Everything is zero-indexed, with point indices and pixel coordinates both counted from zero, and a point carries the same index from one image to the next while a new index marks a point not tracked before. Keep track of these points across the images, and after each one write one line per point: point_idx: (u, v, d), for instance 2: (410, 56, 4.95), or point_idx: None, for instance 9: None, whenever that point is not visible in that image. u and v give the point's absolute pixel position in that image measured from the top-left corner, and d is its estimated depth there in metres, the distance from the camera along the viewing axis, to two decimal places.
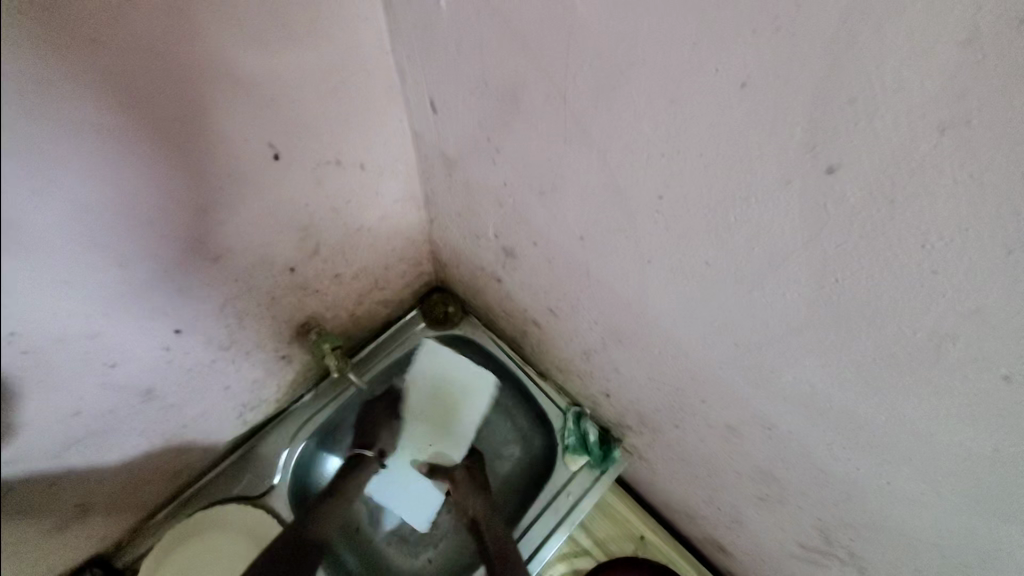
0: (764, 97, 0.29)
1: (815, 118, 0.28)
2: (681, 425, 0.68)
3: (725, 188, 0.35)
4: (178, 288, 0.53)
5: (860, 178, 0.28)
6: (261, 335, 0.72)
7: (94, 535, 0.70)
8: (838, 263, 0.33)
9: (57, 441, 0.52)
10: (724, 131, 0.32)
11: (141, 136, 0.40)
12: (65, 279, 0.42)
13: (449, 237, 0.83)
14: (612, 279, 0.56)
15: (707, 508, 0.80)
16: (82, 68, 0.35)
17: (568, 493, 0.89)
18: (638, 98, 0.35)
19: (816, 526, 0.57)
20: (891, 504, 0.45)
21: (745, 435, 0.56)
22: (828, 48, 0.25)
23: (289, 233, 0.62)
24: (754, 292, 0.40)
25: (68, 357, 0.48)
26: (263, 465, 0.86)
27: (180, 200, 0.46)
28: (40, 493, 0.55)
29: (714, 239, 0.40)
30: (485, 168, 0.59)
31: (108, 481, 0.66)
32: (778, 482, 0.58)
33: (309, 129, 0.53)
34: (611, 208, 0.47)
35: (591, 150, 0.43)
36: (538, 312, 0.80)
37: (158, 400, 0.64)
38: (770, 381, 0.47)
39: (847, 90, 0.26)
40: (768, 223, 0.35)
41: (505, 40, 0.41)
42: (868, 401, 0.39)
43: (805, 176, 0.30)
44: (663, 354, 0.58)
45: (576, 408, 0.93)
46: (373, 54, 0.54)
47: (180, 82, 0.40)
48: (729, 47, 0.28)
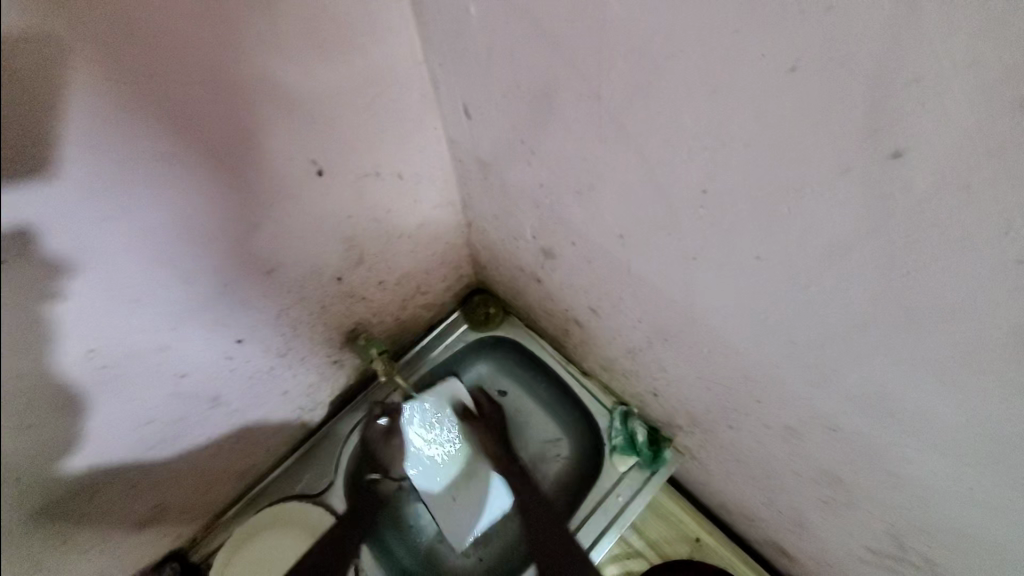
0: (817, 81, 0.27)
1: (877, 99, 0.25)
2: (735, 425, 0.65)
3: (775, 179, 0.33)
4: (235, 301, 0.57)
5: (931, 162, 0.25)
6: (313, 342, 0.76)
7: (172, 531, 0.76)
8: (905, 256, 0.30)
9: (135, 445, 0.57)
10: (772, 119, 0.30)
11: (196, 164, 0.42)
12: (136, 297, 0.45)
13: (488, 239, 0.83)
14: (656, 277, 0.54)
15: (767, 511, 0.76)
16: (141, 108, 0.37)
17: (618, 494, 0.87)
18: (676, 90, 0.34)
19: (890, 533, 0.53)
20: (979, 513, 0.41)
21: (806, 436, 0.53)
22: (887, 25, 0.23)
23: (334, 245, 0.64)
24: (811, 287, 0.38)
25: (142, 370, 0.51)
26: (320, 464, 0.90)
27: (232, 219, 0.49)
28: (122, 492, 0.60)
29: (764, 233, 0.38)
30: (521, 170, 0.59)
31: (183, 481, 0.71)
32: (843, 485, 0.54)
33: (348, 143, 0.55)
34: (652, 205, 0.45)
35: (629, 147, 0.42)
36: (581, 311, 0.79)
37: (223, 407, 0.68)
38: (832, 379, 0.44)
39: (913, 67, 0.23)
40: (825, 215, 0.32)
41: (535, 41, 0.41)
42: (946, 401, 0.36)
43: (866, 162, 0.28)
44: (713, 352, 0.56)
45: (622, 407, 0.92)
46: (406, 66, 0.55)
47: (229, 109, 0.42)
48: (775, 29, 0.27)
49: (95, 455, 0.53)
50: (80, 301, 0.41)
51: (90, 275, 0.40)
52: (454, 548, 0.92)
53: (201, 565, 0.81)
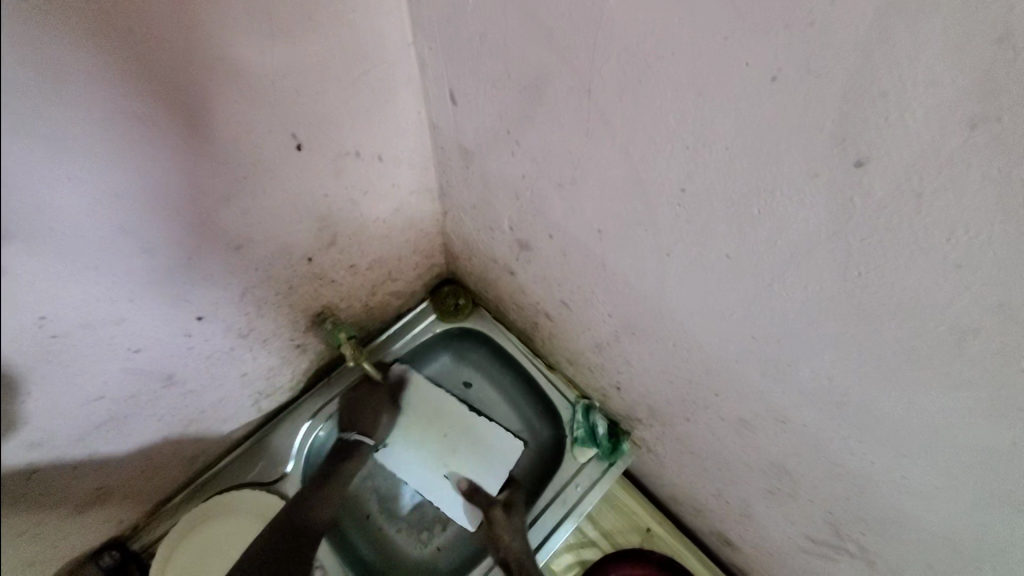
0: (795, 91, 0.29)
1: (847, 111, 0.28)
2: (693, 418, 0.69)
3: (749, 180, 0.36)
4: (200, 276, 0.54)
5: (890, 172, 0.28)
6: (278, 324, 0.73)
7: (113, 516, 0.72)
8: (861, 257, 0.33)
9: (81, 423, 0.54)
10: (751, 124, 0.33)
11: (168, 127, 0.40)
12: (95, 264, 0.43)
13: (463, 229, 0.83)
14: (630, 272, 0.56)
15: (716, 502, 0.80)
16: (119, 61, 0.35)
17: (577, 484, 0.90)
18: (664, 90, 0.36)
19: (827, 520, 0.58)
20: (905, 497, 0.45)
21: (758, 428, 0.57)
22: (862, 42, 0.25)
23: (308, 223, 0.62)
24: (774, 285, 0.41)
25: (94, 342, 0.49)
26: (275, 452, 0.87)
27: (202, 189, 0.47)
28: (61, 475, 0.57)
29: (735, 232, 0.40)
30: (504, 160, 0.59)
31: (127, 466, 0.67)
32: (789, 475, 0.58)
33: (330, 120, 0.54)
34: (632, 201, 0.47)
35: (614, 143, 0.43)
36: (552, 305, 0.81)
37: (178, 387, 0.65)
38: (786, 373, 0.47)
39: (881, 83, 0.26)
40: (792, 215, 0.35)
41: (530, 32, 0.42)
42: (885, 395, 0.39)
43: (832, 169, 0.31)
44: (677, 347, 0.59)
45: (585, 400, 0.94)
46: (395, 46, 0.54)
47: (207, 70, 0.40)
48: (761, 40, 0.29)
49: (39, 436, 0.49)
50: (40, 264, 0.38)
51: (49, 239, 0.38)
52: (411, 539, 0.92)
53: (142, 555, 0.78)
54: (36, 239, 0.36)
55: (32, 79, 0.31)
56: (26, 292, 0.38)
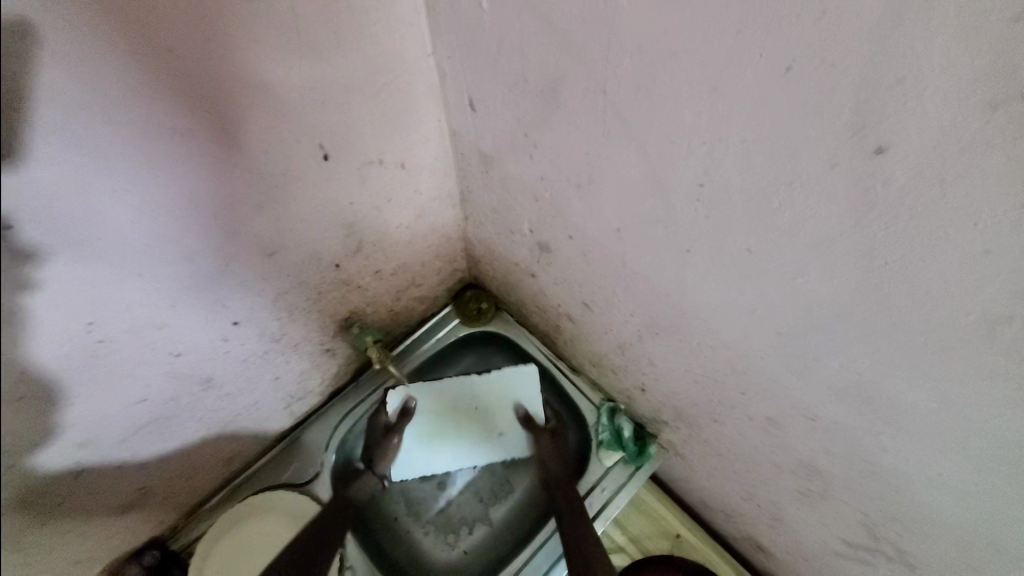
0: (809, 81, 0.29)
1: (864, 98, 0.28)
2: (719, 418, 0.68)
3: (767, 173, 0.36)
4: (235, 283, 0.57)
5: (909, 159, 0.28)
6: (308, 328, 0.76)
7: (154, 515, 0.75)
8: (885, 246, 0.33)
9: (127, 424, 0.57)
10: (767, 116, 0.33)
11: (205, 141, 0.43)
12: (139, 272, 0.46)
13: (484, 233, 0.85)
14: (650, 270, 0.56)
15: (747, 505, 0.79)
16: (160, 81, 0.38)
17: (603, 488, 0.89)
18: (679, 87, 0.36)
19: (863, 523, 0.56)
20: (943, 496, 0.44)
21: (787, 427, 0.56)
22: (874, 30, 0.25)
23: (335, 230, 0.65)
24: (797, 278, 0.41)
25: (139, 347, 0.52)
26: (306, 455, 0.90)
27: (236, 199, 0.49)
28: (107, 474, 0.60)
29: (756, 225, 0.40)
30: (523, 163, 0.60)
31: (168, 466, 0.70)
32: (821, 475, 0.57)
33: (355, 130, 0.56)
34: (650, 199, 0.47)
35: (631, 142, 0.44)
36: (573, 306, 0.81)
37: (216, 390, 0.68)
38: (814, 368, 0.46)
39: (896, 69, 0.26)
40: (811, 206, 0.35)
41: (545, 36, 0.43)
42: (918, 389, 0.38)
43: (851, 159, 0.31)
44: (701, 345, 0.59)
45: (609, 403, 0.94)
46: (416, 57, 0.56)
47: (240, 85, 0.43)
48: (773, 32, 0.29)
49: (82, 435, 0.52)
50: (84, 271, 0.41)
51: (94, 249, 0.40)
52: (437, 541, 0.93)
53: (182, 554, 0.81)
54: (74, 245, 0.39)
55: (78, 97, 0.34)
56: (66, 297, 0.40)
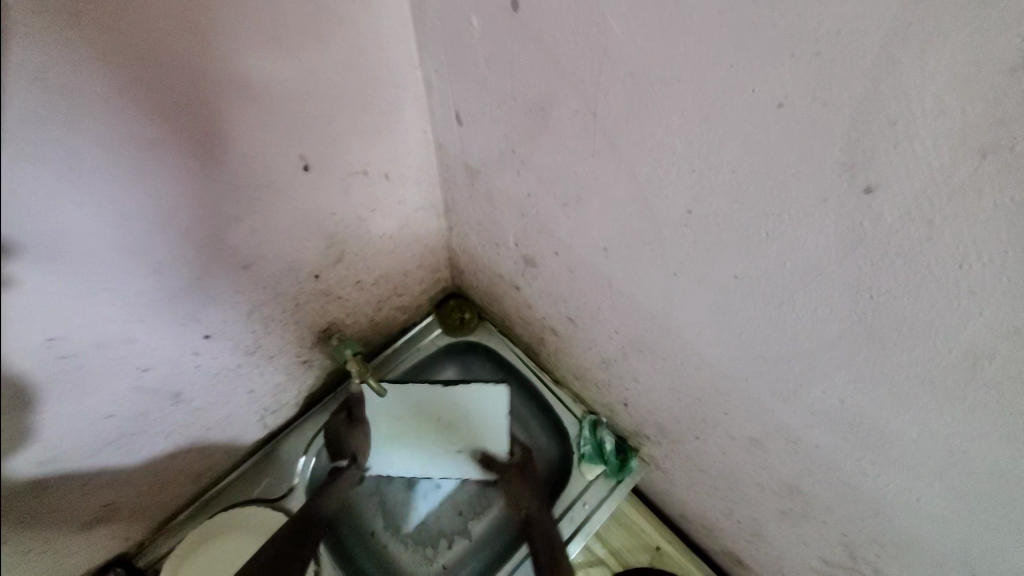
0: (802, 117, 0.29)
1: (856, 138, 0.28)
2: (702, 435, 0.68)
3: (756, 203, 0.36)
4: (208, 295, 0.54)
5: (898, 199, 0.28)
6: (284, 340, 0.73)
7: (118, 534, 0.71)
8: (872, 279, 0.33)
9: (89, 442, 0.54)
10: (759, 149, 0.32)
11: (179, 150, 0.41)
12: (105, 286, 0.43)
13: (469, 245, 0.84)
14: (637, 290, 0.56)
15: (727, 521, 0.79)
16: (131, 87, 0.35)
17: (584, 502, 0.88)
18: (670, 115, 0.36)
19: (843, 542, 0.57)
20: (922, 521, 0.44)
21: (769, 448, 0.56)
22: (869, 72, 0.25)
23: (315, 241, 0.62)
24: (783, 305, 0.41)
25: (105, 362, 0.49)
26: (281, 468, 0.87)
27: (211, 209, 0.47)
28: (70, 492, 0.57)
29: (744, 253, 0.40)
30: (510, 178, 0.59)
31: (134, 484, 0.67)
32: (802, 495, 0.57)
33: (338, 140, 0.54)
34: (638, 221, 0.47)
35: (620, 164, 0.43)
36: (557, 320, 0.80)
37: (186, 404, 0.65)
38: (797, 394, 0.47)
39: (890, 111, 0.26)
40: (800, 237, 0.35)
41: (535, 56, 0.42)
42: (898, 418, 0.39)
43: (841, 195, 0.31)
44: (685, 365, 0.59)
45: (592, 416, 0.94)
46: (402, 69, 0.55)
47: (218, 96, 0.41)
48: (766, 67, 0.29)
49: (44, 455, 0.49)
50: (56, 285, 0.38)
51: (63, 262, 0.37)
52: (417, 556, 0.90)
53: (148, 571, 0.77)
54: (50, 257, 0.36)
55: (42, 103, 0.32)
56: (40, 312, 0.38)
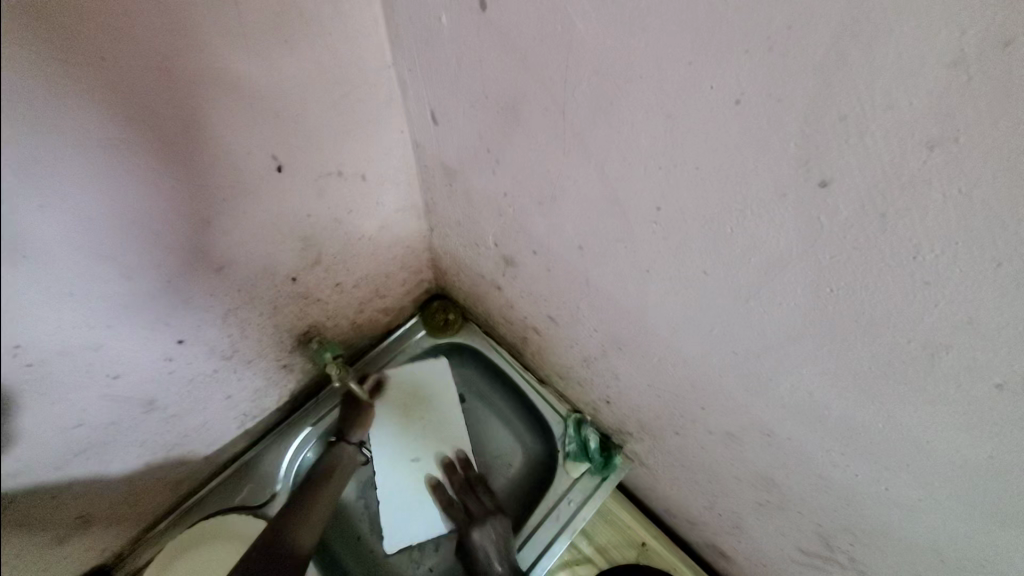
0: (759, 114, 0.30)
1: (810, 134, 0.28)
2: (681, 431, 0.68)
3: (721, 200, 0.36)
4: (180, 299, 0.54)
5: (854, 193, 0.29)
6: (262, 344, 0.73)
7: (94, 546, 0.70)
8: (833, 273, 0.33)
9: (62, 451, 0.53)
10: (721, 146, 0.33)
11: (146, 153, 0.40)
12: (70, 291, 0.42)
13: (449, 245, 0.83)
14: (612, 288, 0.56)
15: (709, 515, 0.80)
16: (91, 87, 0.35)
17: (569, 500, 0.89)
18: (636, 113, 0.36)
19: (818, 533, 0.57)
20: (891, 509, 0.45)
21: (745, 442, 0.57)
22: (819, 67, 0.26)
23: (290, 243, 0.62)
24: (750, 301, 0.41)
25: (71, 370, 0.48)
26: (263, 475, 0.86)
27: (182, 213, 0.46)
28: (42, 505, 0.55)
29: (712, 249, 0.40)
30: (486, 178, 0.60)
31: (109, 494, 0.65)
32: (778, 488, 0.58)
33: (311, 141, 0.54)
34: (610, 219, 0.47)
35: (591, 162, 0.43)
36: (539, 319, 0.80)
37: (160, 411, 0.64)
38: (768, 387, 0.47)
39: (840, 106, 0.26)
40: (763, 232, 0.35)
41: (505, 54, 0.42)
42: (865, 408, 0.39)
43: (799, 190, 0.31)
44: (662, 362, 0.59)
45: (576, 414, 0.94)
46: (374, 69, 0.55)
47: (184, 96, 0.40)
48: (723, 65, 0.29)
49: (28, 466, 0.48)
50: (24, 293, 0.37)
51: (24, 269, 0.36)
52: (405, 559, 0.89)
53: None
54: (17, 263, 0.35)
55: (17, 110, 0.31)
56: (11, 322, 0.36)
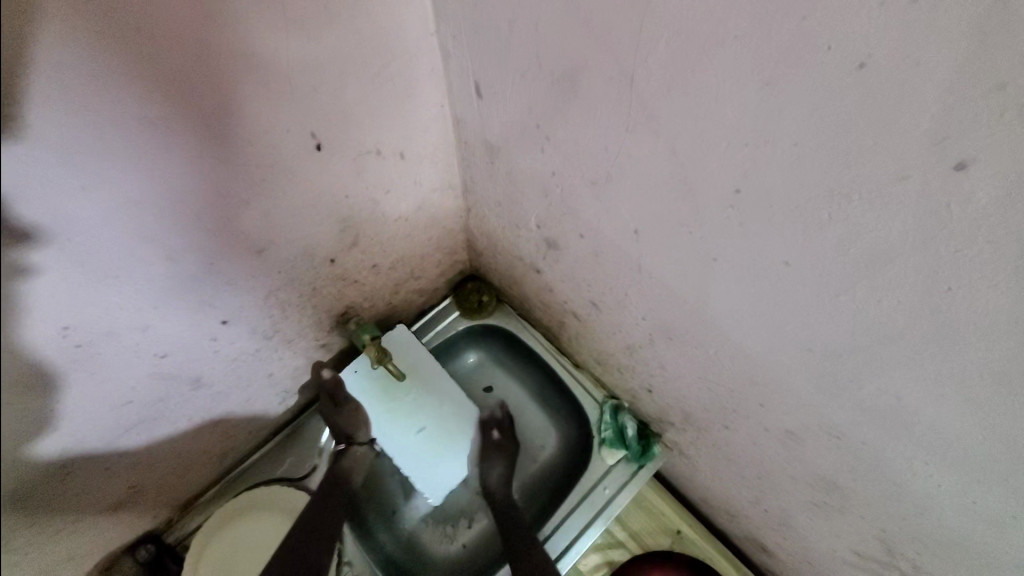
0: (886, 80, 0.25)
1: (953, 105, 0.23)
2: (732, 426, 0.65)
3: (819, 182, 0.31)
4: (223, 280, 0.53)
5: (998, 178, 0.24)
6: (302, 324, 0.72)
7: (146, 512, 0.72)
8: (952, 269, 0.29)
9: (109, 427, 0.53)
10: (828, 119, 0.28)
11: (188, 137, 0.38)
12: (114, 273, 0.41)
13: (488, 225, 0.80)
14: (668, 275, 0.52)
15: (753, 510, 0.76)
16: (133, 71, 0.33)
17: (605, 487, 0.86)
18: (722, 80, 0.32)
19: (880, 539, 0.54)
20: (978, 526, 0.41)
21: (806, 441, 0.53)
22: (978, 24, 0.21)
23: (329, 223, 0.60)
24: (839, 296, 0.37)
25: (121, 350, 0.48)
26: (304, 450, 0.87)
27: (222, 195, 0.45)
28: (92, 478, 0.57)
29: (798, 237, 0.36)
30: (533, 156, 0.56)
31: (158, 466, 0.67)
32: (838, 490, 0.54)
33: (351, 117, 0.51)
34: (676, 201, 0.43)
35: (658, 138, 0.39)
36: (581, 304, 0.77)
37: (206, 389, 0.64)
38: (846, 388, 0.43)
39: (999, 71, 0.21)
40: (869, 220, 0.31)
41: (566, 16, 0.38)
42: (964, 421, 0.35)
43: (926, 171, 0.26)
44: (719, 354, 0.55)
45: (613, 401, 0.91)
46: (417, 38, 0.51)
47: (223, 76, 0.38)
48: (847, 20, 0.24)
49: (66, 438, 0.49)
50: (54, 274, 0.36)
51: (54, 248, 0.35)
52: (437, 535, 0.90)
53: (177, 548, 0.79)
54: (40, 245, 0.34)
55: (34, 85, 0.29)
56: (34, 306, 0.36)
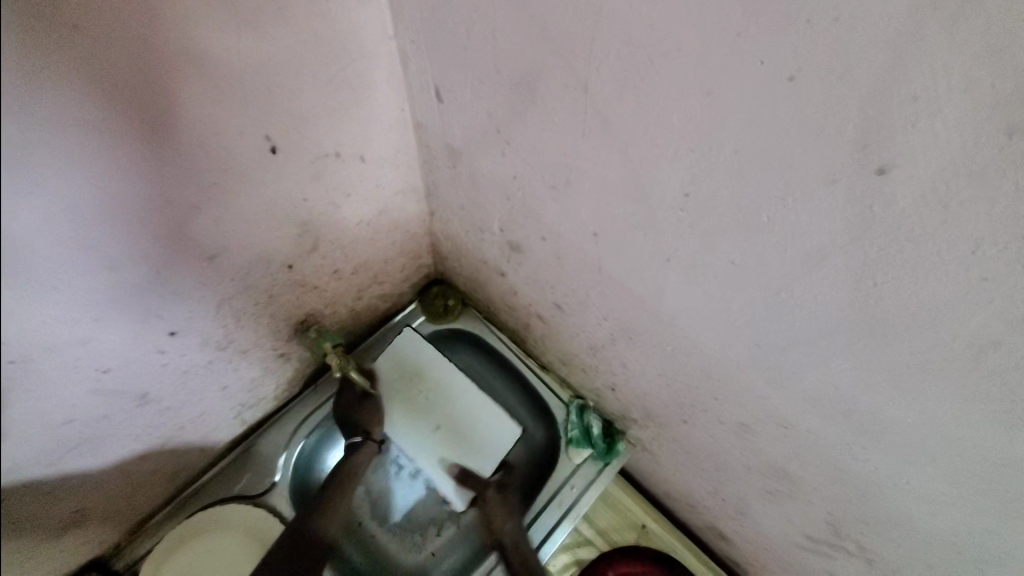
0: (814, 91, 0.27)
1: (872, 115, 0.26)
2: (690, 420, 0.67)
3: (759, 186, 0.33)
4: (172, 289, 0.50)
5: (913, 181, 0.26)
6: (259, 333, 0.70)
7: (91, 538, 0.68)
8: (879, 265, 0.31)
9: (46, 451, 0.50)
10: (765, 127, 0.30)
11: (130, 139, 0.36)
12: (52, 284, 0.38)
13: (451, 229, 0.80)
14: (627, 276, 0.54)
15: (712, 500, 0.79)
16: (68, 68, 0.31)
17: (572, 486, 0.88)
18: (669, 89, 0.33)
19: (827, 521, 0.57)
20: (911, 502, 0.44)
21: (758, 432, 0.55)
22: (891, 41, 0.23)
23: (286, 228, 0.58)
24: (781, 293, 0.39)
25: (57, 366, 0.45)
26: (263, 464, 0.84)
27: (168, 200, 0.43)
28: (31, 509, 0.52)
29: (743, 238, 0.38)
30: (494, 160, 0.56)
31: (103, 488, 0.63)
32: (788, 477, 0.57)
33: (307, 120, 0.50)
34: (631, 205, 0.45)
35: (612, 144, 0.41)
36: (545, 306, 0.78)
37: (154, 404, 0.61)
38: (791, 380, 0.46)
39: (910, 84, 0.24)
40: (805, 221, 0.33)
41: (522, 24, 0.39)
42: (895, 405, 0.38)
43: (852, 176, 0.29)
44: (676, 352, 0.57)
45: (579, 401, 0.93)
46: (375, 41, 0.51)
47: (169, 74, 0.36)
48: (778, 35, 0.26)
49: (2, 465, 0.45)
50: None
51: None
52: (405, 545, 0.88)
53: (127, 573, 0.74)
54: None
55: None
56: None
